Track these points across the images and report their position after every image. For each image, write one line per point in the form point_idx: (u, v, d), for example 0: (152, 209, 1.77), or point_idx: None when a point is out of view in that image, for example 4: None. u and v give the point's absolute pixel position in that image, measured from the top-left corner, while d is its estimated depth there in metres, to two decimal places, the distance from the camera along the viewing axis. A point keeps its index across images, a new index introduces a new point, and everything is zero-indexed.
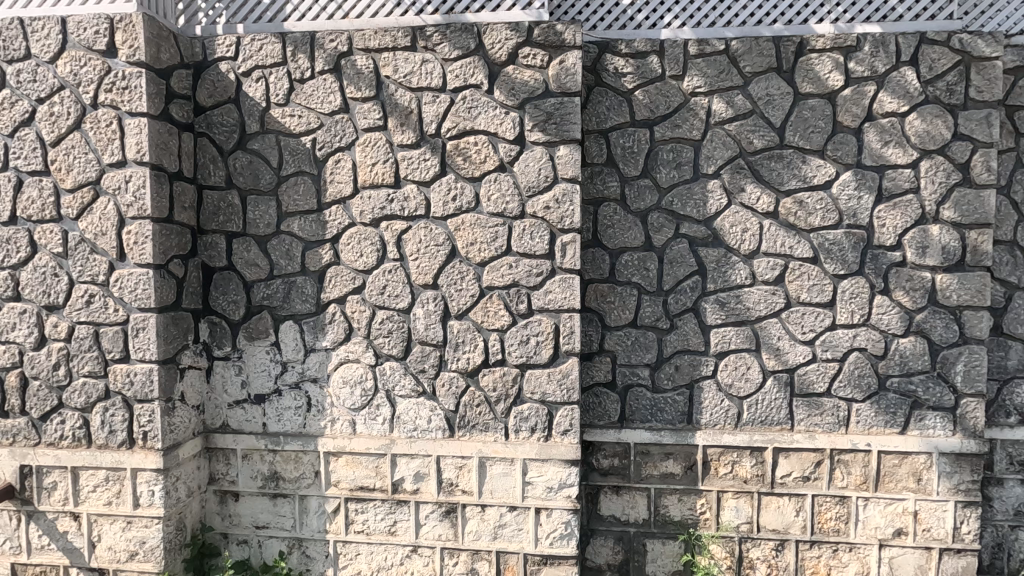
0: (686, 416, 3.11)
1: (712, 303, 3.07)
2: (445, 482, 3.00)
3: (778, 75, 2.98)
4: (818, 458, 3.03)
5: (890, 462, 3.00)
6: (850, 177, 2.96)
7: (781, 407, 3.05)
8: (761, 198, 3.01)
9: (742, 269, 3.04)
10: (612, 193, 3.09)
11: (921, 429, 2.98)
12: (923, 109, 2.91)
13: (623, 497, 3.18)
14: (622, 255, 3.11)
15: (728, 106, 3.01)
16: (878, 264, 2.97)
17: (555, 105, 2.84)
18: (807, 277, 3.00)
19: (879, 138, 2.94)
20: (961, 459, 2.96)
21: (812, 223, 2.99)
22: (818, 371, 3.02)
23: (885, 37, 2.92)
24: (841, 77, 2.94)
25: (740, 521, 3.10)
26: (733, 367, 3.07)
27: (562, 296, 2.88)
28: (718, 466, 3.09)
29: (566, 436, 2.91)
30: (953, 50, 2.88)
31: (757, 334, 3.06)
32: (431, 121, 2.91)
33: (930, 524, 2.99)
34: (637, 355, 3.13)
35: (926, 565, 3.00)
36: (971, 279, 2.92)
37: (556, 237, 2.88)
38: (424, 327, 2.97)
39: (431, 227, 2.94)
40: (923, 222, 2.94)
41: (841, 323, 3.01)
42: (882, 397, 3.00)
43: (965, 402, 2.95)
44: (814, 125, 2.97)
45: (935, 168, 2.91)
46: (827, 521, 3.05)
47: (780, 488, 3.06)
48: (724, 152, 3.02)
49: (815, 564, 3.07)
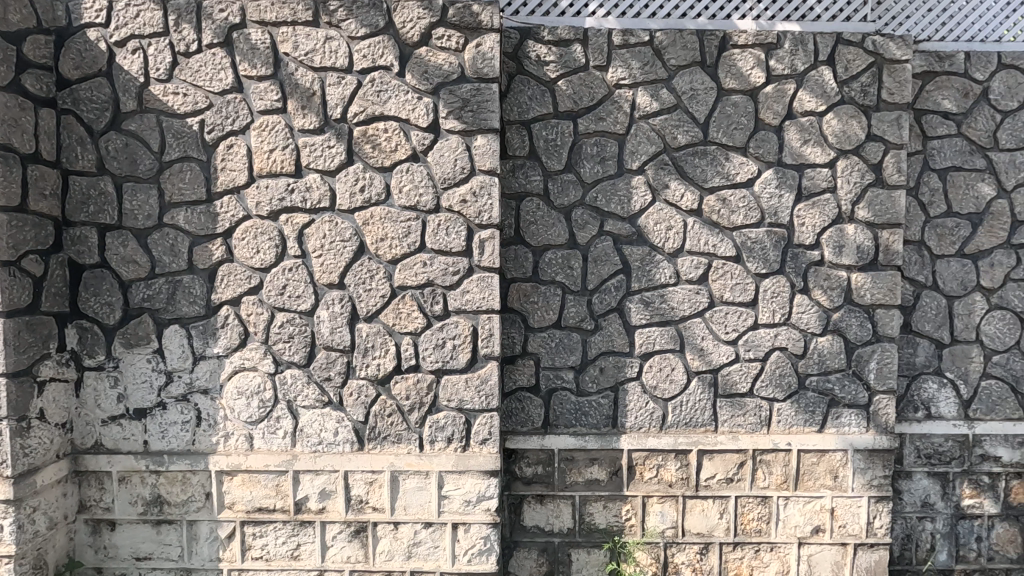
0: (611, 420, 3.01)
1: (636, 303, 2.98)
2: (353, 499, 2.76)
3: (702, 70, 2.92)
4: (741, 459, 3.00)
5: (809, 461, 3.00)
6: (771, 175, 2.94)
7: (705, 408, 3.00)
8: (685, 196, 2.94)
9: (666, 268, 2.97)
10: (534, 188, 2.94)
11: (837, 427, 3.00)
12: (839, 109, 2.92)
13: (547, 506, 3.03)
14: (545, 253, 2.97)
15: (652, 99, 2.92)
16: (798, 263, 2.97)
17: (471, 92, 2.65)
18: (729, 276, 2.97)
19: (799, 137, 2.93)
20: (874, 455, 3.01)
21: (734, 222, 2.95)
22: (741, 371, 2.99)
23: (804, 36, 2.91)
24: (762, 74, 2.91)
25: (665, 526, 3.03)
26: (658, 369, 2.99)
27: (480, 297, 2.70)
28: (643, 470, 3.01)
29: (485, 445, 2.74)
30: (867, 52, 2.91)
31: (681, 334, 2.99)
32: (336, 105, 2.65)
33: (846, 520, 3.02)
34: (561, 357, 2.99)
35: (842, 561, 3.03)
36: (884, 277, 2.97)
37: (474, 233, 2.70)
38: (330, 331, 2.71)
39: (337, 221, 2.69)
40: (839, 222, 2.96)
41: (762, 322, 2.98)
42: (802, 396, 3.00)
43: (877, 399, 3.00)
44: (737, 122, 2.93)
45: (851, 168, 2.94)
46: (749, 522, 3.02)
47: (704, 491, 3.01)
48: (648, 147, 2.93)
49: (738, 565, 3.03)
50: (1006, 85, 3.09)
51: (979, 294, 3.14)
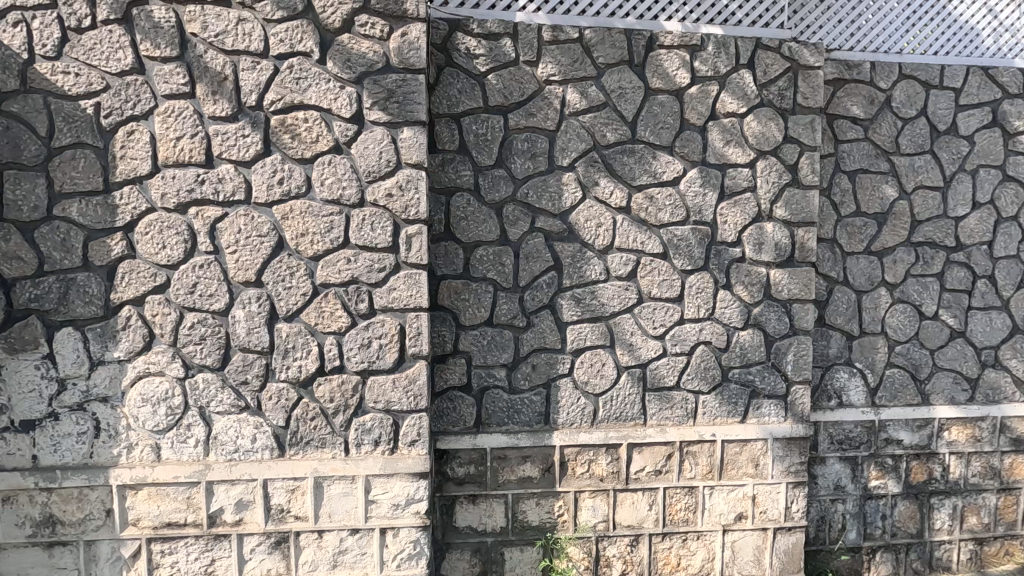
0: (543, 417, 3.00)
1: (568, 299, 2.99)
2: (273, 509, 2.61)
3: (630, 69, 2.96)
4: (669, 451, 3.07)
5: (733, 450, 3.11)
6: (696, 174, 3.02)
7: (634, 403, 3.05)
8: (614, 193, 2.97)
9: (596, 264, 2.99)
10: (465, 183, 2.89)
11: (758, 417, 3.13)
12: (759, 111, 3.04)
13: (479, 506, 2.99)
14: (476, 249, 2.92)
15: (582, 97, 2.93)
16: (721, 259, 3.07)
17: (397, 82, 2.56)
18: (657, 272, 3.03)
19: (722, 137, 3.03)
20: (792, 443, 3.15)
21: (662, 219, 3.01)
22: (668, 365, 3.06)
23: (726, 39, 3.00)
24: (687, 75, 2.98)
25: (596, 521, 3.06)
26: (589, 365, 3.01)
27: (408, 294, 2.62)
28: (575, 466, 3.02)
29: (414, 447, 2.66)
30: (784, 57, 3.04)
31: (612, 330, 3.03)
32: (250, 91, 2.49)
33: (766, 506, 3.15)
34: (493, 355, 2.96)
35: (762, 546, 3.17)
36: (799, 273, 3.12)
37: (401, 229, 2.62)
38: (246, 331, 2.55)
39: (253, 215, 2.53)
40: (759, 220, 3.08)
41: (688, 317, 3.06)
42: (725, 388, 3.10)
43: (794, 389, 3.15)
44: (663, 121, 2.99)
45: (769, 168, 3.06)
46: (677, 512, 3.10)
47: (634, 484, 3.06)
48: (578, 144, 2.94)
49: (667, 555, 3.11)
50: (906, 94, 3.32)
51: (884, 289, 3.36)
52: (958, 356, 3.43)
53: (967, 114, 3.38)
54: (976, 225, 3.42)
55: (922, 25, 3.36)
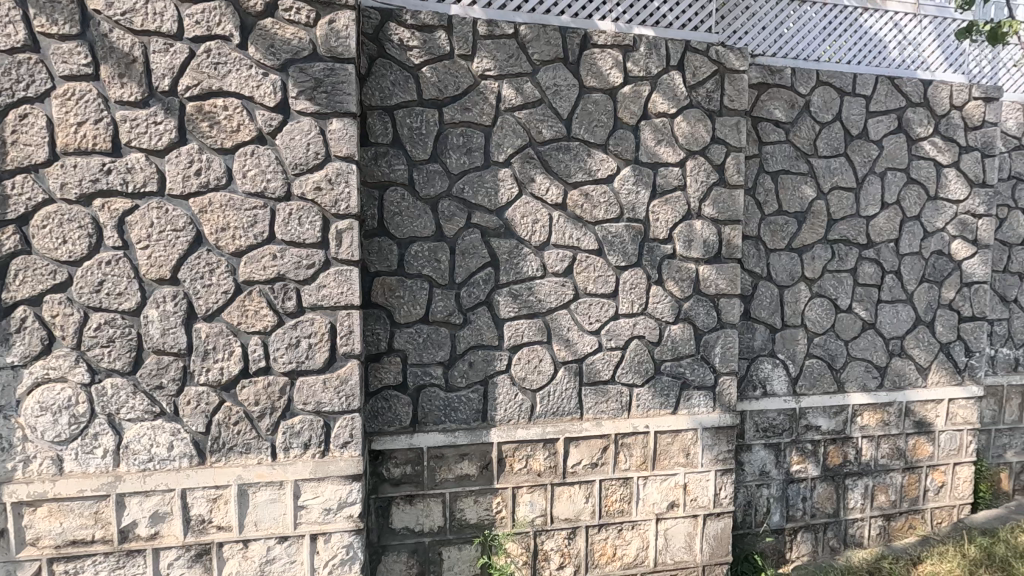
0: (480, 414, 2.98)
1: (504, 296, 2.98)
2: (193, 520, 2.46)
3: (565, 67, 2.98)
4: (604, 444, 3.12)
5: (665, 441, 3.21)
6: (629, 172, 3.09)
7: (571, 398, 3.08)
8: (550, 190, 2.99)
9: (533, 261, 2.99)
10: (399, 177, 2.82)
11: (689, 408, 3.24)
12: (688, 113, 3.13)
13: (416, 506, 2.94)
14: (411, 246, 2.86)
15: (517, 93, 2.93)
16: (653, 256, 3.15)
17: (324, 71, 2.46)
18: (592, 269, 3.07)
19: (654, 136, 3.10)
20: (720, 432, 3.28)
21: (596, 216, 3.06)
22: (603, 359, 3.11)
23: (657, 41, 3.07)
24: (620, 75, 3.03)
25: (534, 515, 3.07)
26: (526, 361, 3.02)
27: (339, 292, 2.53)
28: (513, 462, 3.02)
29: (346, 449, 2.58)
30: (711, 60, 3.15)
31: (548, 326, 3.05)
32: (162, 75, 2.33)
33: (697, 494, 3.27)
34: (429, 353, 2.91)
35: (693, 532, 3.28)
36: (726, 269, 3.24)
37: (330, 224, 2.52)
38: (160, 332, 2.39)
39: (167, 208, 2.37)
40: (689, 218, 3.19)
41: (623, 312, 3.13)
42: (658, 380, 3.19)
43: (722, 380, 3.28)
44: (597, 119, 3.03)
45: (698, 168, 3.17)
46: (612, 504, 3.16)
47: (571, 478, 3.09)
48: (514, 140, 2.94)
49: (603, 546, 3.17)
50: (823, 100, 3.52)
51: (804, 284, 3.55)
52: (869, 346, 3.68)
53: (876, 120, 3.62)
54: (884, 224, 3.67)
55: (837, 36, 3.56)
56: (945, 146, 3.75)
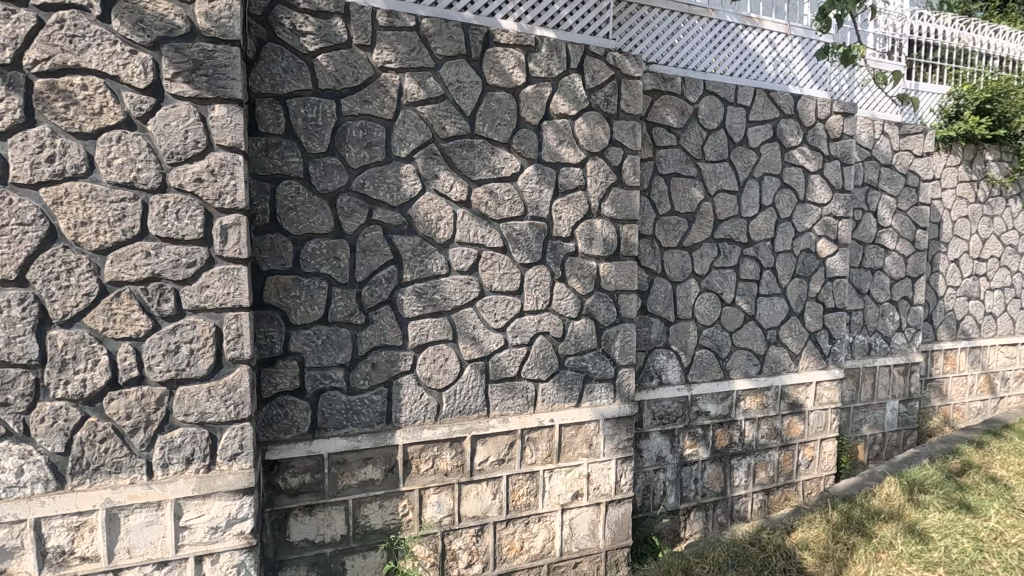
0: (385, 417, 2.90)
1: (408, 294, 2.91)
2: (49, 553, 2.18)
3: (467, 63, 2.95)
4: (511, 439, 3.15)
5: (569, 434, 3.30)
6: (532, 171, 3.13)
7: (477, 395, 3.08)
8: (454, 186, 2.96)
9: (438, 259, 2.95)
10: (293, 170, 2.66)
11: (591, 401, 3.36)
12: (588, 115, 3.24)
13: (316, 516, 2.79)
14: (307, 243, 2.71)
15: (420, 87, 2.86)
16: (557, 253, 3.23)
17: (204, 52, 2.26)
18: (497, 266, 3.08)
19: (555, 137, 3.17)
20: (620, 422, 3.43)
21: (501, 214, 3.07)
22: (510, 356, 3.14)
23: (558, 43, 3.14)
24: (522, 75, 3.07)
25: (442, 515, 3.04)
26: (431, 360, 2.97)
27: (225, 292, 2.35)
28: (420, 463, 2.97)
29: (236, 461, 2.40)
30: (609, 65, 3.28)
31: (454, 324, 3.02)
32: (3, 45, 2.02)
33: (599, 482, 3.40)
34: (328, 355, 2.78)
35: (596, 519, 3.41)
36: (625, 266, 3.40)
37: (213, 219, 2.33)
38: (4, 342, 2.08)
39: (11, 199, 2.07)
40: (590, 217, 3.30)
41: (527, 309, 3.18)
42: (562, 375, 3.28)
43: (621, 372, 3.43)
44: (501, 117, 3.04)
45: (598, 168, 3.29)
46: (520, 498, 3.21)
47: (478, 475, 3.09)
48: (417, 135, 2.87)
49: (511, 541, 3.20)
50: (709, 108, 3.78)
51: (694, 280, 3.81)
52: (751, 337, 4.02)
53: (755, 129, 3.95)
54: (762, 225, 4.02)
55: (721, 49, 3.84)
56: (812, 155, 4.18)
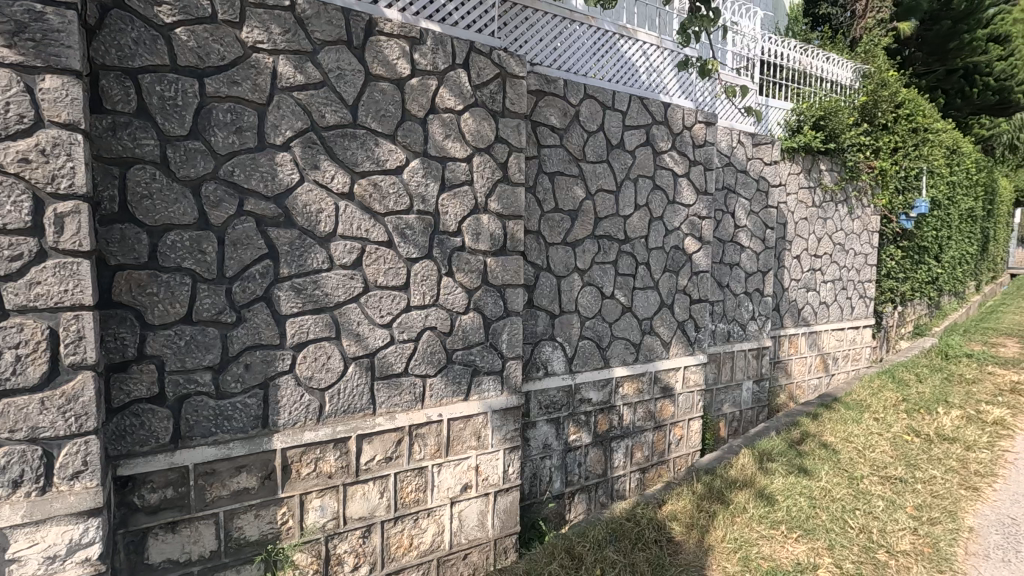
0: (260, 421, 2.72)
1: (285, 290, 2.75)
2: None
3: (348, 50, 2.84)
4: (399, 436, 3.11)
5: (458, 427, 3.33)
6: (418, 165, 3.10)
7: (362, 393, 3.00)
8: (336, 178, 2.84)
9: (319, 253, 2.82)
10: (147, 154, 2.40)
11: (479, 393, 3.42)
12: (474, 111, 3.27)
13: (180, 533, 2.55)
14: (166, 235, 2.46)
15: (296, 71, 2.70)
16: (444, 248, 3.23)
17: (30, 14, 1.96)
18: (382, 260, 3.02)
19: (442, 131, 3.17)
20: (507, 413, 3.53)
21: (386, 207, 3.01)
22: (396, 352, 3.10)
23: (443, 37, 3.12)
24: (407, 66, 3.02)
25: (325, 520, 2.92)
26: (312, 358, 2.84)
27: (61, 290, 2.06)
28: (300, 467, 2.82)
29: (78, 480, 2.12)
30: (494, 63, 3.33)
31: (336, 320, 2.91)
32: None
33: (487, 473, 3.47)
34: (194, 357, 2.55)
35: (485, 509, 3.48)
36: (511, 261, 3.49)
37: (45, 206, 2.03)
38: None
39: None
40: (477, 212, 3.34)
41: (414, 304, 3.15)
42: (450, 369, 3.30)
43: (509, 364, 3.52)
44: (384, 109, 2.97)
45: (484, 164, 3.33)
46: (408, 495, 3.17)
47: (364, 475, 3.01)
48: (293, 122, 2.71)
49: (399, 539, 3.15)
50: (590, 111, 3.98)
51: (576, 274, 4.00)
52: (627, 326, 4.31)
53: (630, 133, 4.23)
54: (637, 223, 4.32)
55: (600, 55, 4.06)
56: (680, 159, 4.55)
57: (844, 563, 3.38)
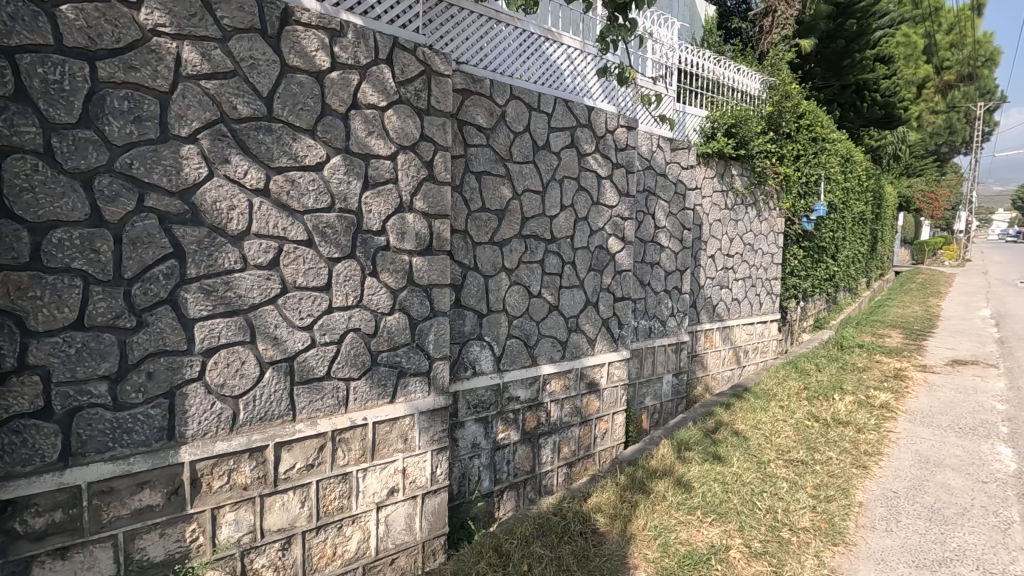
0: (165, 433, 2.53)
1: (193, 292, 2.57)
2: None
3: (262, 39, 2.69)
4: (321, 443, 3.00)
5: (384, 431, 3.26)
6: (339, 161, 3.00)
7: (281, 399, 2.87)
8: (249, 173, 2.69)
9: (231, 252, 2.66)
10: (28, 143, 2.16)
11: (406, 395, 3.37)
12: (397, 108, 3.21)
13: (72, 559, 2.33)
14: (51, 232, 2.23)
15: (204, 59, 2.53)
16: (367, 248, 3.14)
17: None
18: (301, 260, 2.89)
19: (364, 127, 3.08)
20: (435, 414, 3.50)
21: (305, 205, 2.89)
22: (317, 355, 2.98)
23: (365, 31, 3.03)
24: (327, 59, 2.91)
25: (240, 534, 2.76)
26: (225, 364, 2.68)
27: None
28: (211, 480, 2.66)
29: None
30: (418, 60, 3.28)
31: (251, 323, 2.76)
32: None
33: (415, 475, 3.42)
34: (86, 366, 2.33)
35: (412, 513, 3.43)
36: (437, 260, 3.45)
37: None
38: None
39: None
40: (402, 211, 3.28)
41: (336, 305, 3.04)
42: (374, 372, 3.22)
43: (436, 365, 3.49)
44: (302, 102, 2.85)
45: (409, 162, 3.28)
46: (331, 502, 3.06)
47: (283, 485, 2.88)
48: (200, 113, 2.54)
49: (322, 549, 3.04)
50: (516, 112, 4.01)
51: (503, 274, 4.02)
52: (554, 324, 4.39)
53: (555, 135, 4.30)
54: (563, 223, 4.41)
55: (525, 57, 4.11)
56: (604, 162, 4.70)
57: (752, 542, 3.61)
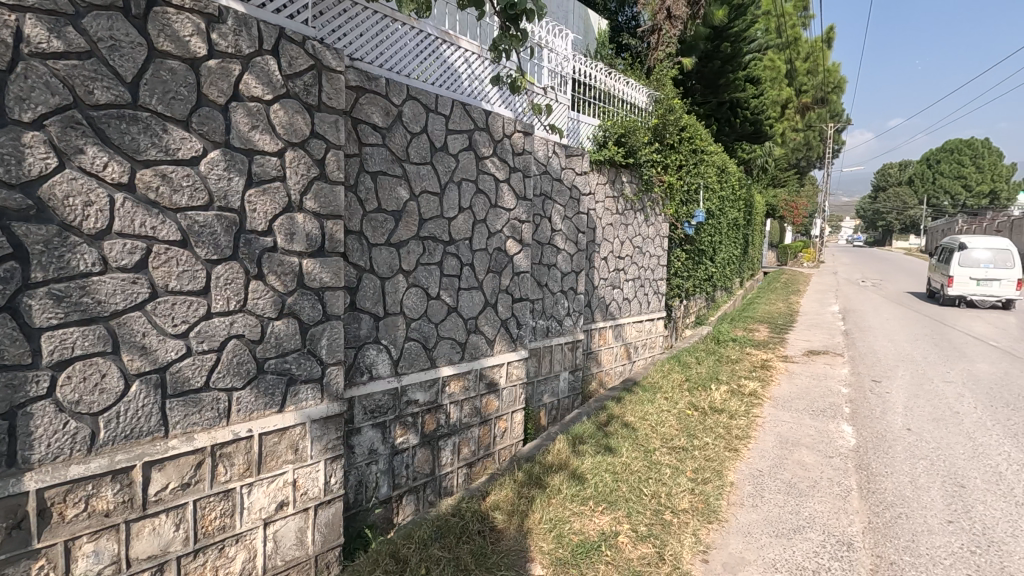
0: (3, 459, 2.22)
1: (41, 298, 2.27)
2: None
3: (125, 18, 2.44)
4: (199, 459, 2.78)
5: (272, 442, 3.09)
6: (218, 156, 2.80)
7: (150, 415, 2.62)
8: (109, 165, 2.43)
9: (87, 253, 2.39)
10: None
11: (296, 404, 3.21)
12: (285, 102, 3.05)
13: None
14: None
15: (52, 35, 2.25)
16: (252, 249, 2.96)
17: None
18: (174, 262, 2.66)
19: (247, 121, 2.89)
20: (328, 421, 3.37)
21: (178, 202, 2.66)
22: (194, 365, 2.76)
23: (248, 18, 2.85)
24: (203, 45, 2.69)
25: (102, 566, 2.49)
26: (80, 378, 2.40)
27: None
28: (64, 509, 2.36)
29: None
30: (308, 53, 3.14)
31: (113, 332, 2.49)
32: None
33: (307, 487, 3.27)
34: None
35: (305, 526, 3.28)
36: (330, 262, 3.33)
37: None
38: None
39: None
40: (290, 211, 3.12)
41: (216, 310, 2.83)
42: (260, 380, 3.04)
43: (329, 371, 3.37)
44: (174, 91, 2.62)
45: (298, 160, 3.13)
46: (212, 523, 2.85)
47: (154, 508, 2.63)
48: (46, 96, 2.25)
49: (201, 573, 2.82)
50: (413, 112, 3.97)
51: (400, 276, 3.96)
52: (453, 326, 4.41)
53: (453, 137, 4.32)
54: (461, 225, 4.43)
55: (421, 58, 4.08)
56: (501, 166, 4.78)
57: (638, 526, 3.87)
